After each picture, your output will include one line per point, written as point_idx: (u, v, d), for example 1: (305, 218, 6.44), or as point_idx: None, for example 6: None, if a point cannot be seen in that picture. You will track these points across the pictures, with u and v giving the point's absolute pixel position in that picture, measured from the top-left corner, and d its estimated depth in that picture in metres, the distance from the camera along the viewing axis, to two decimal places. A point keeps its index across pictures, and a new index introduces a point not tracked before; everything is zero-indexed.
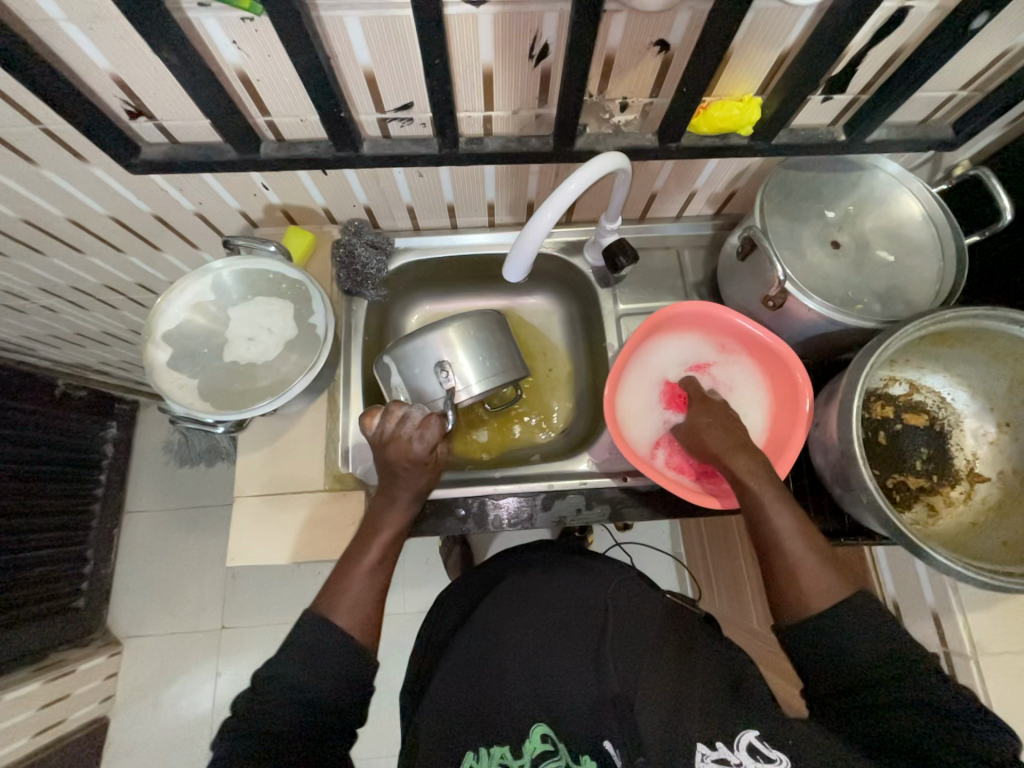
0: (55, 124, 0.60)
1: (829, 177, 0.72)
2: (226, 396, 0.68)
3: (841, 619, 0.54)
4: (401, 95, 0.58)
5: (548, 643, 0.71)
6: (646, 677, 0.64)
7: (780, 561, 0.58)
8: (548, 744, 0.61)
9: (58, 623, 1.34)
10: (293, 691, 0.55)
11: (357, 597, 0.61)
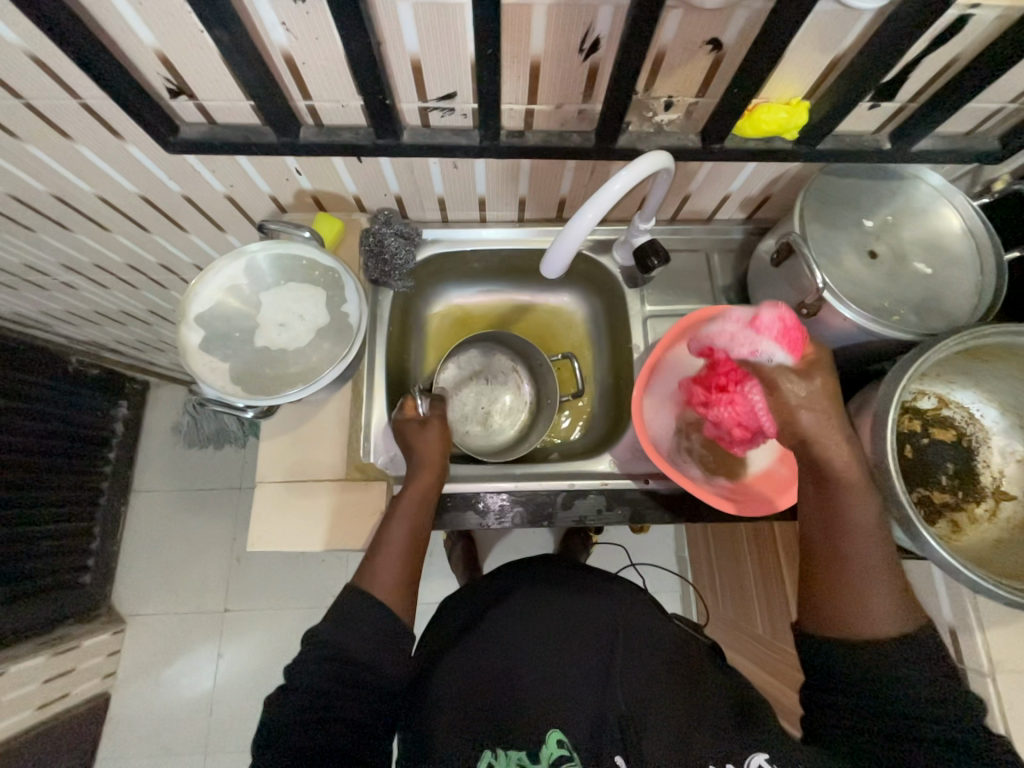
0: (94, 99, 0.59)
1: (869, 186, 0.71)
2: (258, 381, 0.69)
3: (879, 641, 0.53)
4: (446, 83, 0.58)
5: (558, 652, 0.71)
6: (653, 700, 0.65)
7: (851, 584, 0.55)
8: (564, 749, 0.61)
9: (63, 598, 1.34)
10: (329, 653, 0.58)
11: (394, 575, 0.65)
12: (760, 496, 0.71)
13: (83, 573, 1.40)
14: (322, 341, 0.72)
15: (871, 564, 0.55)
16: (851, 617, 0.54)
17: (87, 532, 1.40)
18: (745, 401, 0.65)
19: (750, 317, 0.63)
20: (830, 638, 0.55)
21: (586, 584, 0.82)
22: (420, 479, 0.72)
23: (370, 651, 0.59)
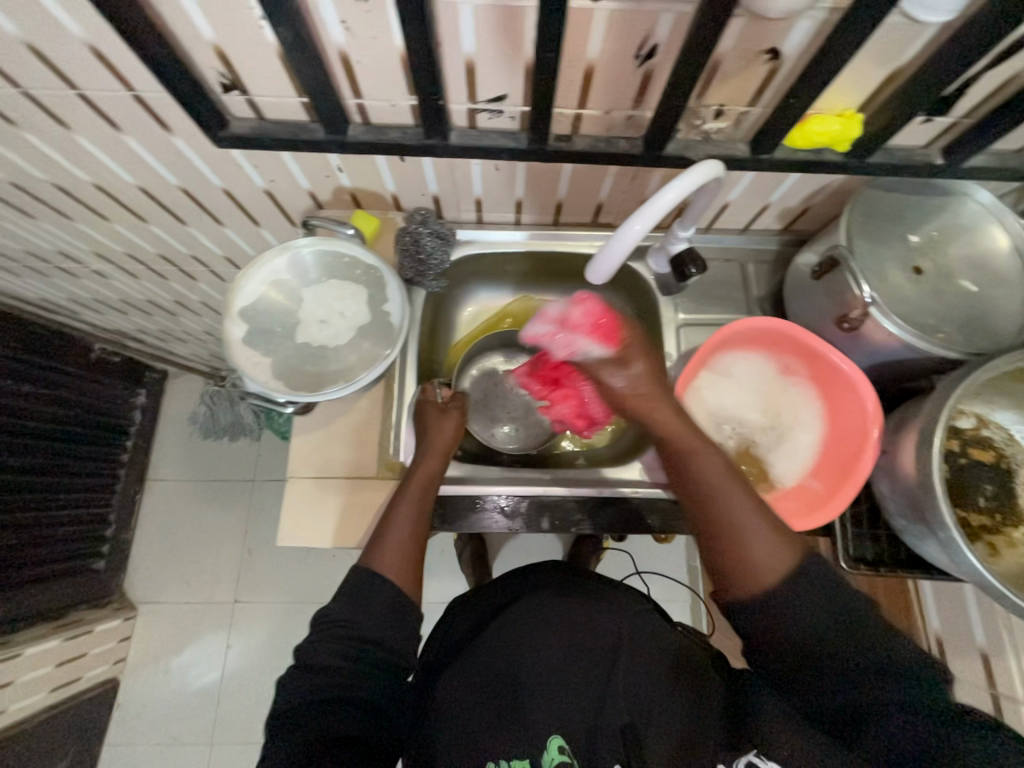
0: (147, 91, 0.59)
1: (915, 201, 0.70)
2: (300, 378, 0.70)
3: (832, 616, 0.52)
4: (497, 86, 0.57)
5: (568, 662, 0.69)
6: (662, 712, 0.64)
7: (723, 527, 0.56)
8: (564, 755, 0.63)
9: (78, 583, 1.35)
10: (340, 630, 0.60)
11: (400, 556, 0.65)
12: (796, 512, 0.69)
13: (98, 559, 1.41)
14: (362, 340, 0.73)
15: (733, 501, 0.57)
16: (751, 582, 0.54)
17: (103, 518, 1.41)
18: (575, 391, 0.82)
19: (564, 313, 0.68)
20: (746, 614, 0.54)
21: (588, 590, 0.78)
22: (425, 464, 0.71)
23: (381, 628, 0.61)
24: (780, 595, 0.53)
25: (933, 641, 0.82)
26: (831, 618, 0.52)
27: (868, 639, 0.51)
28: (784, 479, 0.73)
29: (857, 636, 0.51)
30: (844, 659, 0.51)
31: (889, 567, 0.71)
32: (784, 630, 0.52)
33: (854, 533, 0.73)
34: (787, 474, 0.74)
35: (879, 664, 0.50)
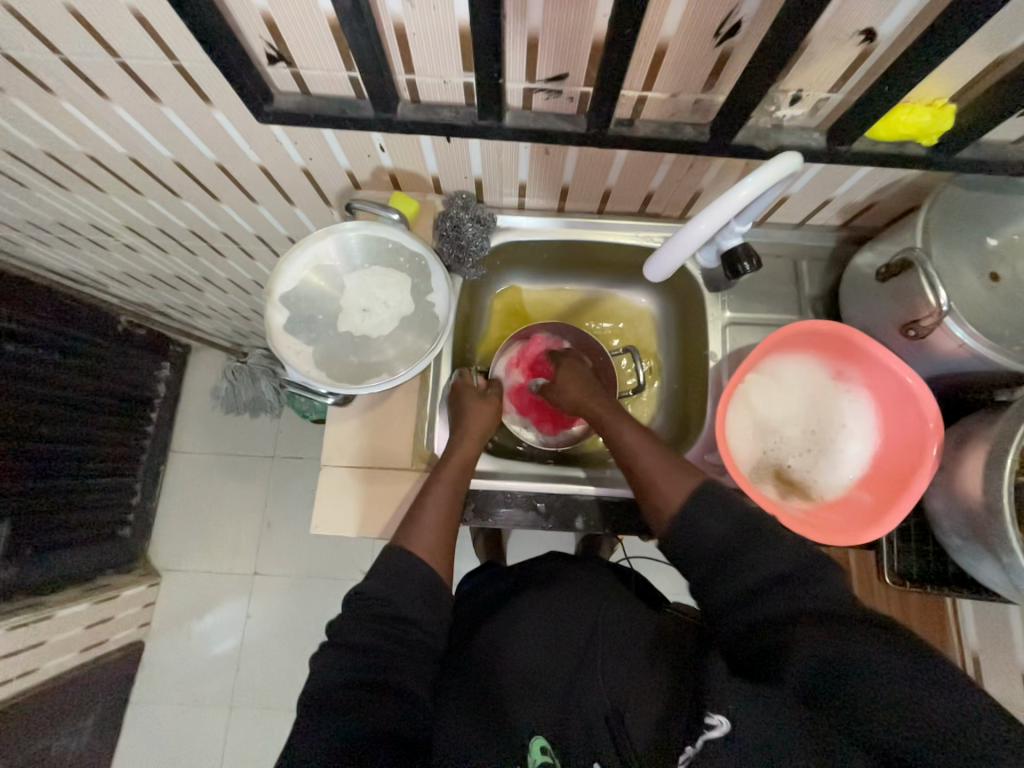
0: (190, 60, 0.57)
1: (997, 200, 0.65)
2: (343, 368, 0.70)
3: (737, 522, 0.59)
4: (559, 65, 0.54)
5: (548, 657, 0.63)
6: (634, 692, 0.54)
7: (635, 469, 0.69)
8: (547, 756, 0.53)
9: (105, 549, 1.38)
10: (374, 605, 0.59)
11: (434, 535, 0.66)
12: (843, 525, 0.66)
13: (124, 527, 1.43)
14: (405, 332, 0.72)
15: (640, 445, 0.71)
16: (666, 505, 0.65)
17: (129, 487, 1.43)
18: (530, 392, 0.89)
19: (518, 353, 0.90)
20: (669, 537, 0.63)
21: (562, 582, 0.74)
22: (463, 447, 0.72)
23: (416, 609, 0.60)
24: (687, 508, 0.62)
25: (968, 659, 0.84)
26: (735, 525, 0.59)
27: (777, 549, 0.56)
28: (830, 488, 0.71)
29: (763, 544, 0.57)
30: (755, 567, 0.55)
31: (937, 585, 0.69)
32: (698, 541, 0.60)
33: (900, 548, 0.70)
34: (834, 483, 0.71)
35: (780, 571, 0.54)
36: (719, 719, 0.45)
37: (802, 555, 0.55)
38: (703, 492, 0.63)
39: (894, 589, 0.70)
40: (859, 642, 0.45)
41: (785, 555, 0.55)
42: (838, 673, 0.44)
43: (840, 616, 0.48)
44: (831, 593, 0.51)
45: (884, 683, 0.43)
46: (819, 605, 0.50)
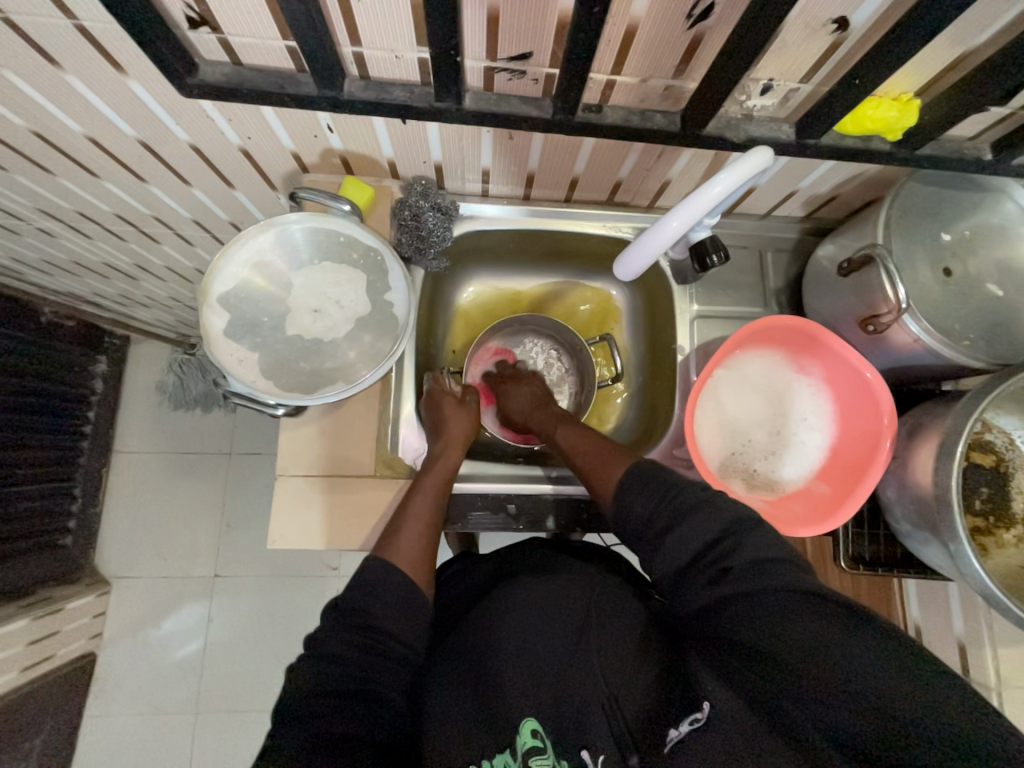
0: (93, 20, 0.49)
1: (950, 196, 0.66)
2: (293, 376, 0.65)
3: (662, 500, 0.57)
4: (522, 43, 0.49)
5: (540, 635, 0.58)
6: (622, 670, 0.53)
7: (580, 462, 0.68)
8: (538, 740, 0.51)
9: (44, 560, 1.26)
10: (355, 614, 0.55)
11: (417, 545, 0.61)
12: (802, 515, 0.69)
13: (65, 535, 1.32)
14: (362, 333, 0.67)
15: (574, 439, 0.71)
16: (598, 493, 0.64)
17: (67, 492, 1.31)
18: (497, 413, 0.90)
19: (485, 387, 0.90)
20: (613, 521, 0.62)
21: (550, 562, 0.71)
22: (445, 456, 0.70)
23: (395, 621, 0.56)
24: (618, 490, 0.61)
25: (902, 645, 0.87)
26: (659, 506, 0.57)
27: (698, 523, 0.54)
28: (789, 479, 0.73)
29: (686, 518, 0.55)
30: (682, 546, 0.54)
31: (887, 566, 0.73)
32: (626, 514, 0.59)
33: (854, 533, 0.74)
34: (794, 474, 0.73)
35: (737, 524, 0.54)
36: (704, 711, 0.46)
37: (722, 521, 0.54)
38: (659, 479, 0.61)
39: (848, 572, 0.74)
40: (812, 619, 0.46)
41: (708, 526, 0.54)
42: (783, 653, 0.45)
43: (779, 593, 0.48)
44: (755, 558, 0.51)
45: (820, 661, 0.44)
46: (751, 584, 0.49)
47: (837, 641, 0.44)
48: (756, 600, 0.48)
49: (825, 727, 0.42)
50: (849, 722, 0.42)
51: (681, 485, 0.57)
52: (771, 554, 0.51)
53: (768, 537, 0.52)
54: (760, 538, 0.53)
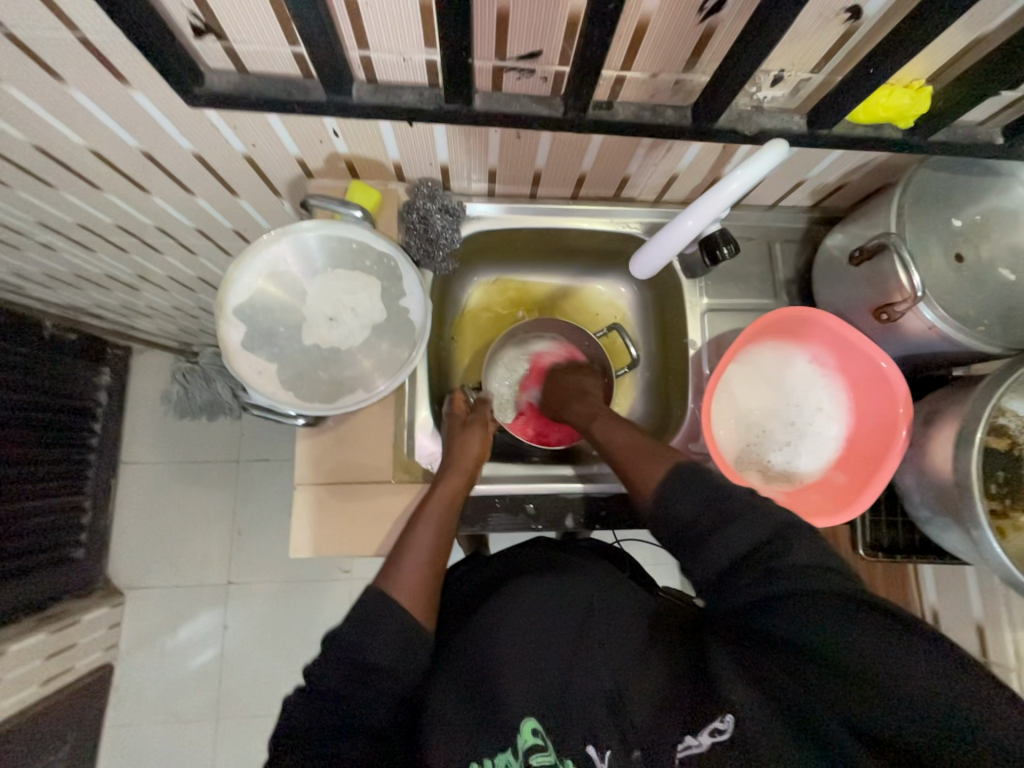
0: (97, 33, 0.48)
1: (960, 181, 0.66)
2: (312, 386, 0.65)
3: (708, 503, 0.58)
4: (532, 41, 0.49)
5: (540, 639, 0.58)
6: (632, 672, 0.55)
7: (618, 459, 0.68)
8: (538, 738, 0.51)
9: (57, 574, 1.26)
10: (349, 652, 0.52)
11: (417, 579, 0.60)
12: (820, 505, 0.69)
13: (77, 548, 1.31)
14: (379, 341, 0.68)
15: (617, 435, 0.70)
16: (637, 492, 0.64)
17: (78, 505, 1.31)
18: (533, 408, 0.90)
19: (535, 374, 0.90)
20: (649, 522, 0.62)
21: (566, 564, 0.69)
22: (449, 480, 0.68)
23: (389, 656, 0.53)
24: (657, 490, 0.61)
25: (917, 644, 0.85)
26: (705, 507, 0.58)
27: (744, 526, 0.55)
28: (806, 470, 0.73)
29: (731, 521, 0.56)
30: (725, 549, 0.55)
31: (906, 553, 0.74)
32: (669, 517, 0.60)
33: (872, 521, 0.75)
34: (811, 465, 0.73)
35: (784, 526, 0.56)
36: (727, 720, 0.48)
37: (768, 526, 0.55)
38: (680, 483, 0.61)
39: (866, 560, 0.75)
40: (856, 627, 0.49)
41: (755, 529, 0.55)
42: (825, 653, 0.48)
43: (825, 598, 0.51)
44: (800, 564, 0.53)
45: (857, 661, 0.47)
46: (788, 586, 0.52)
47: (880, 643, 0.47)
48: (801, 608, 0.51)
49: (855, 726, 0.46)
50: (888, 723, 0.45)
51: (726, 487, 0.58)
52: (817, 564, 0.53)
53: (811, 544, 0.54)
54: (808, 545, 0.55)
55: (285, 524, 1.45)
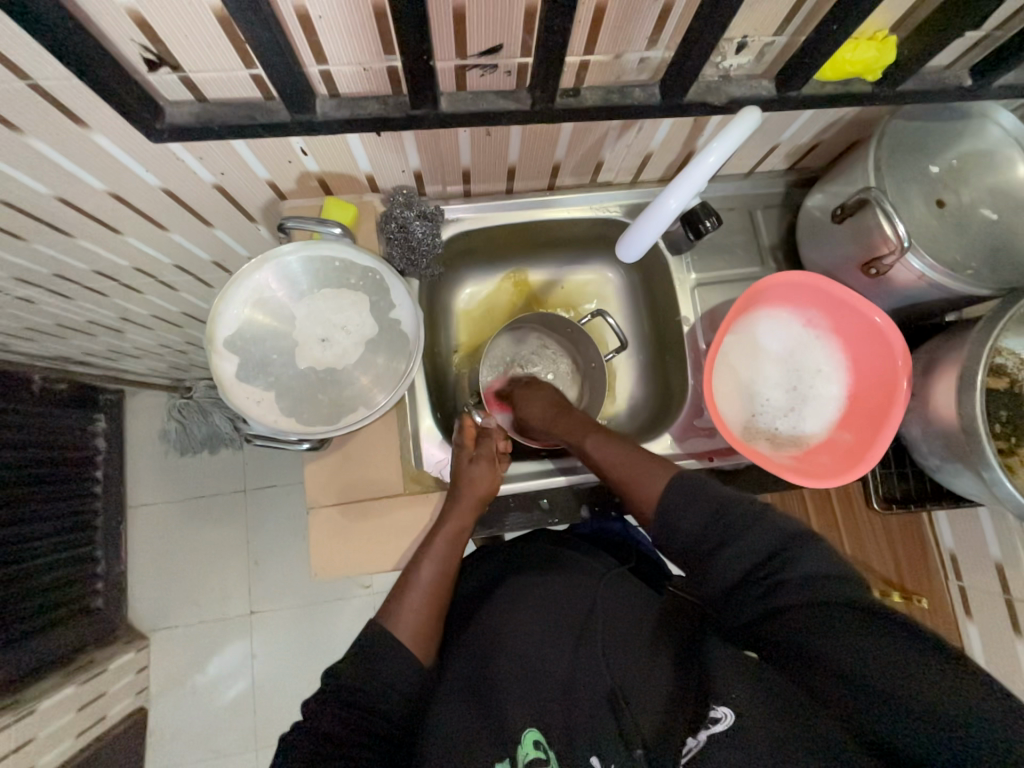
0: (49, 78, 0.47)
1: (932, 128, 0.65)
2: (313, 408, 0.64)
3: (711, 521, 0.57)
4: (491, 36, 0.48)
5: (543, 646, 0.60)
6: (635, 676, 0.56)
7: (615, 479, 0.66)
8: (540, 752, 0.52)
9: (78, 627, 1.25)
10: (351, 694, 0.54)
11: (420, 620, 0.61)
12: (831, 464, 0.69)
13: (95, 597, 1.31)
14: (374, 356, 0.67)
15: (611, 453, 0.68)
16: (642, 509, 0.63)
17: (90, 555, 1.30)
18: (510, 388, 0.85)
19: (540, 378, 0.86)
20: (654, 539, 0.61)
21: (563, 561, 0.70)
22: (458, 517, 0.66)
23: (387, 696, 0.55)
24: (662, 505, 0.60)
25: (958, 596, 0.86)
26: (710, 524, 0.57)
27: (748, 542, 0.54)
28: (812, 433, 0.73)
29: (739, 535, 0.55)
30: (734, 562, 0.54)
31: (918, 501, 0.75)
32: (673, 536, 0.59)
33: (882, 474, 0.76)
34: (816, 428, 0.73)
35: (789, 534, 0.55)
36: (723, 711, 0.48)
37: (775, 536, 0.55)
38: (682, 482, 0.61)
39: (881, 511, 0.76)
40: (866, 635, 0.47)
41: (762, 539, 0.55)
42: (827, 660, 0.47)
43: (834, 606, 0.50)
44: (813, 572, 0.52)
45: (851, 661, 0.46)
46: (802, 596, 0.51)
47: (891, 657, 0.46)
48: (803, 621, 0.50)
49: (851, 724, 0.46)
50: (889, 729, 0.44)
51: (736, 498, 0.58)
52: (829, 573, 0.52)
53: (820, 551, 0.54)
54: (817, 552, 0.54)
55: (299, 547, 1.45)
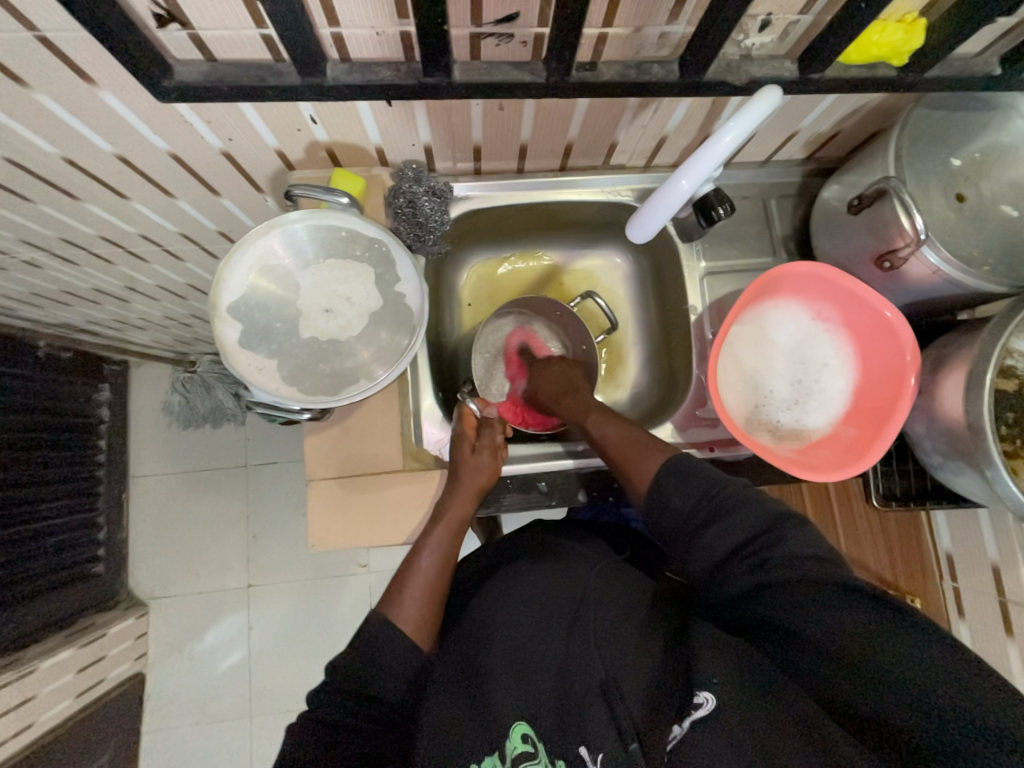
0: (56, 30, 0.46)
1: (957, 119, 0.64)
2: (315, 379, 0.64)
3: (703, 497, 0.60)
4: (508, 2, 0.47)
5: (542, 628, 0.61)
6: (629, 664, 0.56)
7: (614, 456, 0.67)
8: (529, 745, 0.52)
9: (79, 591, 1.27)
10: (354, 684, 0.55)
11: (420, 606, 0.61)
12: (832, 458, 0.69)
13: (96, 563, 1.32)
14: (378, 329, 0.67)
15: (611, 432, 0.68)
16: (634, 487, 0.64)
17: (92, 522, 1.32)
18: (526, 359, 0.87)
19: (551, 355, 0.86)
20: (646, 513, 0.63)
21: (556, 548, 0.72)
22: (457, 506, 0.67)
23: (388, 684, 0.56)
24: (656, 482, 0.62)
25: (951, 594, 0.87)
26: (700, 502, 0.59)
27: (736, 520, 0.57)
28: (815, 427, 0.73)
29: (726, 515, 0.58)
30: (722, 540, 0.57)
31: (918, 500, 0.74)
32: (664, 514, 0.61)
33: (883, 471, 0.75)
34: (819, 422, 0.73)
35: (774, 516, 0.57)
36: (705, 697, 0.49)
37: (766, 515, 0.57)
38: (674, 468, 0.62)
39: (880, 509, 0.76)
40: (848, 609, 0.51)
41: (750, 520, 0.57)
42: (813, 634, 0.51)
43: (815, 582, 0.53)
44: (795, 552, 0.54)
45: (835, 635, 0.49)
46: (785, 573, 0.54)
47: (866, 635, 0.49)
48: (784, 596, 0.53)
49: (837, 701, 0.49)
50: (875, 700, 0.47)
51: (724, 480, 0.60)
52: (813, 553, 0.55)
53: (803, 532, 0.56)
54: (802, 533, 0.56)
55: (299, 524, 1.46)
